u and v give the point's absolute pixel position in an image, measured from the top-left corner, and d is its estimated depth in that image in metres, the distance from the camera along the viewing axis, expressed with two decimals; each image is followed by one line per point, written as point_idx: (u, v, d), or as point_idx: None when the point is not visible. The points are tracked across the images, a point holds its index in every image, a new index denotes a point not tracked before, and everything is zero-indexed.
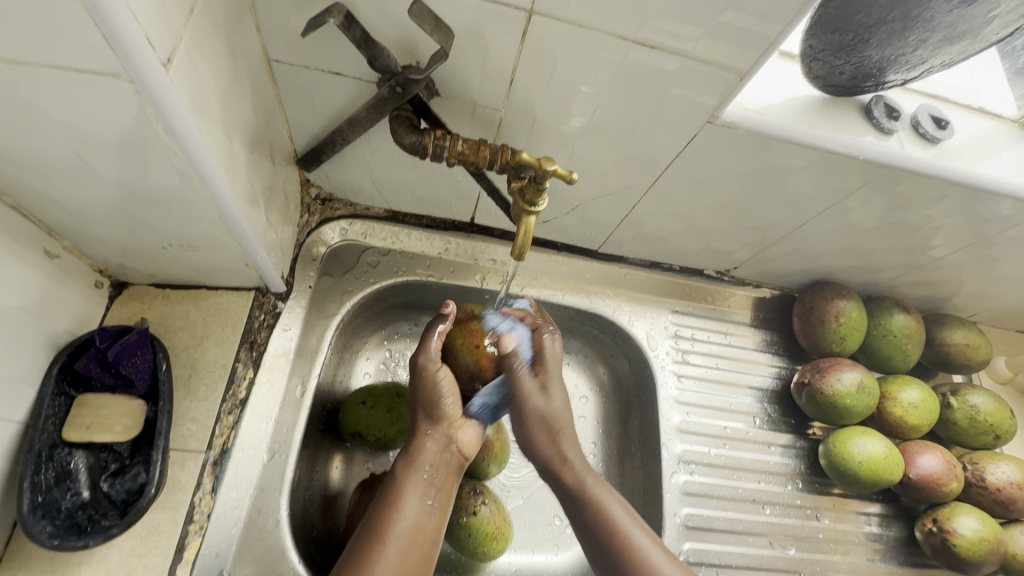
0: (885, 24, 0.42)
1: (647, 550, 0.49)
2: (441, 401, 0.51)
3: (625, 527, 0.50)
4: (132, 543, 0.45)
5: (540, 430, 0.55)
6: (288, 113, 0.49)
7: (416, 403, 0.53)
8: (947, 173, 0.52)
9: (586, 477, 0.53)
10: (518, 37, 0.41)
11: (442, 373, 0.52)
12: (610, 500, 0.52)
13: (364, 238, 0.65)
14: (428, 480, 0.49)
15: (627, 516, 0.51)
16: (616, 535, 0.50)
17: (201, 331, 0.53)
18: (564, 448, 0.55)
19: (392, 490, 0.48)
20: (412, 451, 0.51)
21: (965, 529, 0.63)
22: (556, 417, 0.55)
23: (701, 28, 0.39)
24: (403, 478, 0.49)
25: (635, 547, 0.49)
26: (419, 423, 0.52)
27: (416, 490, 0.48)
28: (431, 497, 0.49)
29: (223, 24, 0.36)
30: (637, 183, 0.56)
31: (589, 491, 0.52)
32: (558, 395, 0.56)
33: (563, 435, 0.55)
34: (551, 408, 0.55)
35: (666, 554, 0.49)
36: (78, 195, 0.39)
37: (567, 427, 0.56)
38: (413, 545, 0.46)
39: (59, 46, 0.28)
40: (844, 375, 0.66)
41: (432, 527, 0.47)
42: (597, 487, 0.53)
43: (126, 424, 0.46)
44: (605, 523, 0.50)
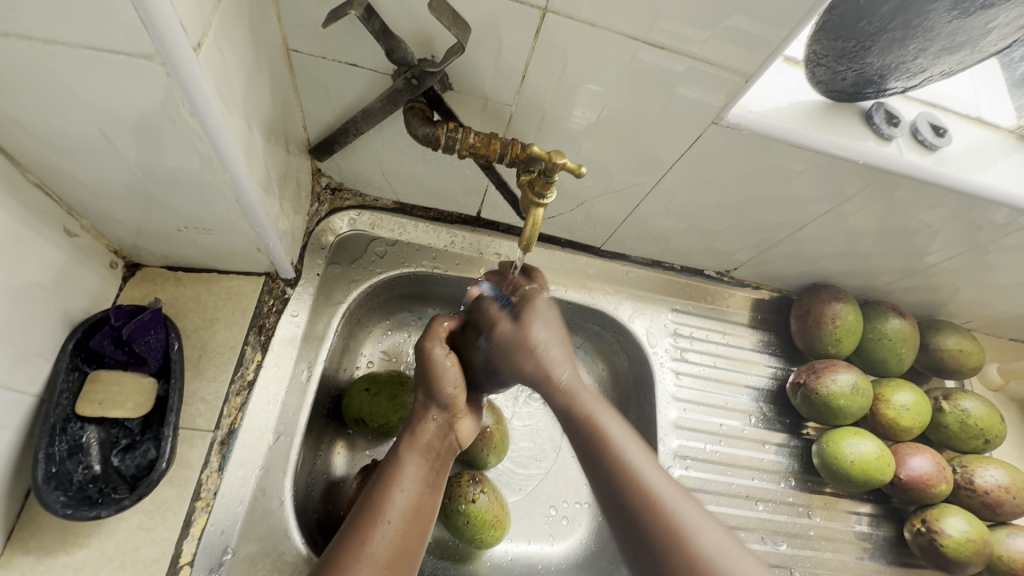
0: (888, 32, 0.43)
1: (646, 469, 0.47)
2: (446, 389, 0.51)
3: (625, 447, 0.48)
4: (140, 517, 0.46)
5: (516, 353, 0.53)
6: (303, 103, 0.51)
7: (424, 384, 0.52)
8: (944, 180, 0.54)
9: (585, 400, 0.51)
10: (532, 34, 0.42)
11: (452, 369, 0.51)
12: (614, 427, 0.50)
13: (372, 228, 0.66)
14: (428, 462, 0.49)
15: (627, 435, 0.50)
16: (624, 471, 0.47)
17: (211, 313, 0.55)
18: (557, 372, 0.53)
19: (393, 468, 0.48)
20: (415, 432, 0.50)
21: (952, 529, 0.64)
22: (538, 343, 0.53)
23: (709, 31, 0.41)
24: (405, 459, 0.48)
25: (635, 468, 0.47)
26: (423, 406, 0.52)
27: (417, 470, 0.48)
28: (430, 480, 0.49)
29: (248, 12, 0.38)
30: (642, 181, 0.57)
31: (586, 412, 0.51)
32: (547, 326, 0.54)
33: (546, 356, 0.53)
34: (521, 335, 0.53)
35: (667, 478, 0.47)
36: (101, 174, 0.40)
37: (563, 361, 0.53)
38: (412, 524, 0.46)
39: (96, 28, 0.29)
40: (839, 376, 0.67)
41: (429, 508, 0.48)
42: (594, 404, 0.51)
43: (137, 401, 0.47)
44: (606, 447, 0.48)
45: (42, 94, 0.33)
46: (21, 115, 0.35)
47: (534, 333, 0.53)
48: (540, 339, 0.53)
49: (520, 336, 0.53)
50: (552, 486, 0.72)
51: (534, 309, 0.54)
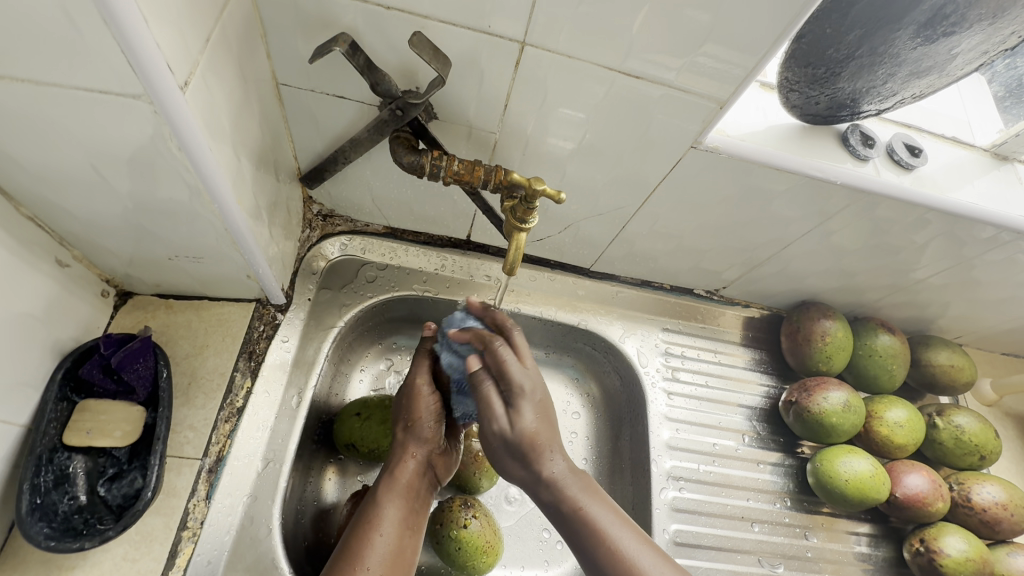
0: (856, 59, 0.44)
1: (637, 554, 0.44)
2: (426, 423, 0.53)
3: (607, 528, 0.45)
4: (126, 547, 0.46)
5: (507, 455, 0.47)
6: (293, 134, 0.52)
7: (405, 422, 0.53)
8: (922, 199, 0.55)
9: (574, 492, 0.46)
10: (512, 65, 0.44)
11: (432, 397, 0.53)
12: (597, 508, 0.46)
13: (363, 253, 0.67)
14: (408, 503, 0.49)
15: (615, 518, 0.46)
16: (602, 541, 0.45)
17: (201, 341, 0.55)
18: (547, 463, 0.46)
19: (371, 509, 0.48)
20: (394, 471, 0.51)
21: (951, 549, 0.63)
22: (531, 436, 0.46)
23: (682, 61, 0.42)
24: (384, 501, 0.48)
25: (601, 528, 0.45)
26: (404, 444, 0.52)
27: (396, 512, 0.48)
28: (408, 523, 0.48)
29: (237, 49, 0.39)
30: (626, 204, 0.59)
31: (576, 503, 0.46)
32: (535, 412, 0.47)
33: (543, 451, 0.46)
34: (521, 392, 0.46)
35: (660, 556, 0.45)
36: (93, 207, 0.41)
37: (551, 433, 0.48)
38: (393, 567, 0.45)
39: (88, 69, 0.30)
40: (830, 395, 0.67)
41: (409, 552, 0.47)
42: (581, 491, 0.47)
43: (125, 430, 0.47)
44: (596, 535, 0.45)
45: (36, 132, 0.34)
46: (16, 153, 0.36)
47: (523, 417, 0.46)
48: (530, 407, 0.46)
49: (517, 388, 0.47)
50: (545, 510, 0.71)
51: (524, 393, 0.47)
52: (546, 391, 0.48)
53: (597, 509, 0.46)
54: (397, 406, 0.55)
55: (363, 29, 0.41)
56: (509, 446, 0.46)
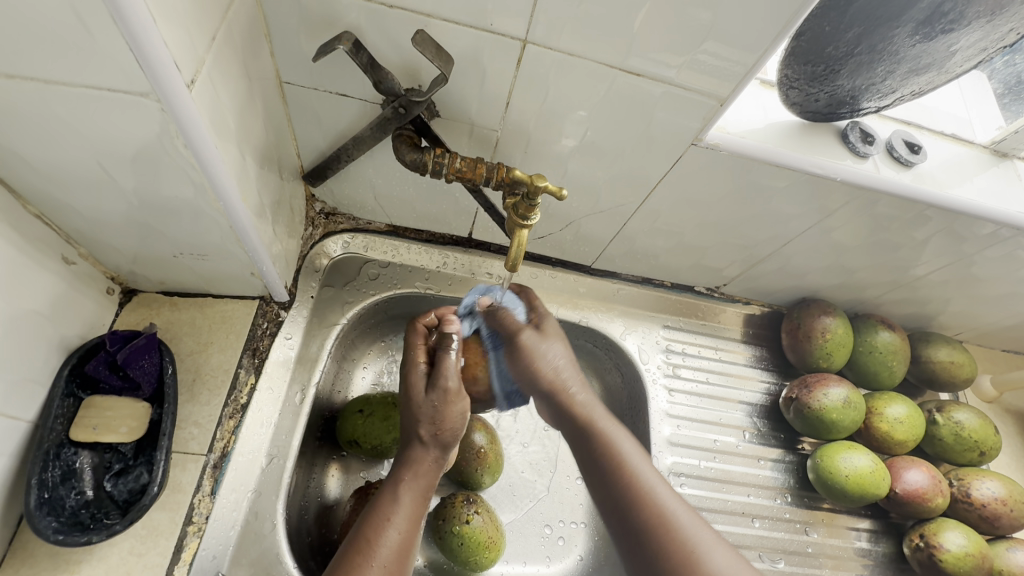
0: (856, 57, 0.45)
1: (657, 487, 0.49)
2: (451, 425, 0.53)
3: (636, 466, 0.51)
4: (132, 542, 0.47)
5: (542, 383, 0.58)
6: (296, 132, 0.52)
7: (423, 420, 0.52)
8: (921, 196, 0.55)
9: (598, 414, 0.56)
10: (514, 63, 0.44)
11: (462, 403, 0.53)
12: (622, 439, 0.54)
13: (365, 251, 0.67)
14: (420, 497, 0.50)
15: (637, 451, 0.53)
16: (645, 505, 0.48)
17: (205, 338, 0.55)
18: (570, 394, 0.58)
19: (386, 502, 0.48)
20: (411, 466, 0.51)
21: (951, 544, 0.64)
22: (554, 371, 0.58)
23: (683, 58, 0.42)
24: (397, 496, 0.49)
25: (647, 488, 0.49)
26: (425, 443, 0.52)
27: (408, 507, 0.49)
28: (417, 517, 0.49)
29: (241, 48, 0.39)
30: (627, 201, 0.59)
31: (598, 424, 0.55)
32: (560, 354, 0.59)
33: (564, 385, 0.58)
34: (547, 356, 0.58)
35: (687, 508, 0.48)
36: (99, 204, 0.42)
37: (574, 381, 0.59)
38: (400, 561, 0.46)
39: (95, 67, 0.30)
40: (830, 391, 0.68)
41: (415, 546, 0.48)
42: (605, 421, 0.55)
43: (130, 426, 0.47)
44: (619, 467, 0.51)
45: (44, 130, 0.35)
46: (24, 150, 0.36)
47: (547, 353, 0.58)
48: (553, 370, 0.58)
49: (543, 360, 0.58)
50: (547, 506, 0.71)
51: (550, 341, 0.59)
52: (564, 338, 0.61)
53: (620, 436, 0.54)
54: (416, 406, 0.52)
55: (367, 28, 0.41)
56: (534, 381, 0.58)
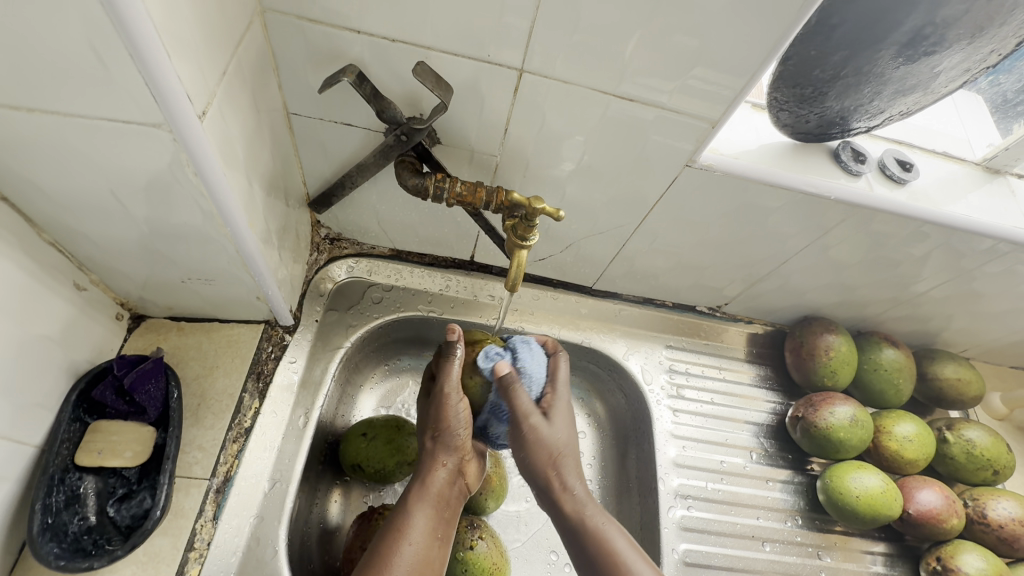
0: (844, 76, 0.46)
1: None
2: (457, 431, 0.52)
3: (610, 536, 0.51)
4: (133, 569, 0.46)
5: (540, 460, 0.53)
6: (302, 160, 0.54)
7: (432, 429, 0.53)
8: (915, 213, 0.56)
9: (591, 513, 0.52)
10: (511, 91, 0.46)
11: (461, 404, 0.52)
12: (611, 529, 0.51)
13: (369, 275, 0.69)
14: (437, 510, 0.51)
15: (628, 544, 0.51)
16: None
17: (211, 362, 0.56)
18: (566, 481, 0.53)
19: (401, 517, 0.50)
20: (428, 475, 0.52)
21: (969, 566, 0.62)
22: (556, 450, 0.52)
23: (675, 84, 0.44)
24: (415, 510, 0.50)
25: (628, 570, 0.49)
26: (433, 451, 0.53)
27: (424, 521, 0.50)
28: (439, 532, 0.50)
29: (250, 80, 0.41)
30: (625, 222, 0.60)
31: (591, 520, 0.52)
32: (564, 433, 0.53)
33: (563, 463, 0.53)
34: (552, 438, 0.52)
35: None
36: (111, 231, 0.43)
37: (571, 465, 0.53)
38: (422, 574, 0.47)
39: (110, 99, 0.32)
40: (837, 409, 0.67)
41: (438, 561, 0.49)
42: (598, 514, 0.52)
43: (135, 450, 0.48)
44: (605, 553, 0.50)
45: (62, 160, 0.36)
46: (43, 180, 0.38)
47: (550, 433, 0.52)
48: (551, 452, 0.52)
49: (549, 439, 0.52)
50: (553, 531, 0.70)
51: (554, 420, 0.53)
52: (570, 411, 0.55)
53: (611, 527, 0.52)
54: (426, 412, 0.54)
55: (370, 61, 0.43)
56: (531, 455, 0.53)
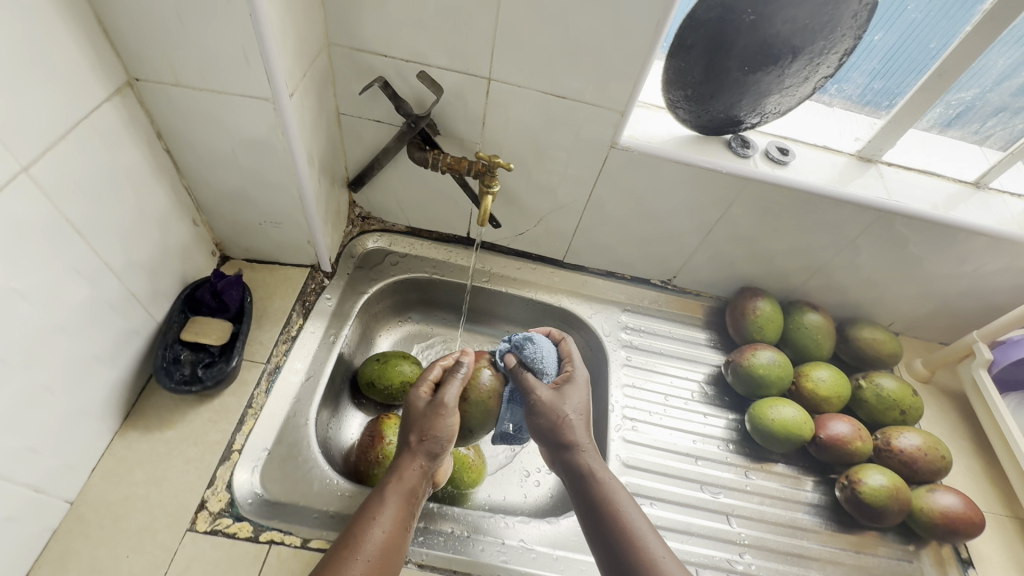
0: (709, 82, 0.67)
1: (637, 517, 0.59)
2: (439, 439, 0.62)
3: (621, 505, 0.60)
4: (211, 414, 0.66)
5: (551, 426, 0.64)
6: (346, 149, 0.78)
7: (418, 431, 0.63)
8: (792, 183, 0.74)
9: (599, 469, 0.63)
10: (484, 94, 0.68)
11: (453, 418, 0.63)
12: (614, 485, 0.62)
13: (389, 245, 0.90)
14: (406, 502, 0.59)
15: (627, 497, 0.61)
16: (615, 515, 0.59)
17: (272, 289, 0.78)
18: (576, 443, 0.64)
19: (376, 504, 0.58)
20: (399, 472, 0.61)
21: (871, 480, 0.72)
22: (568, 420, 0.64)
23: (591, 85, 0.65)
24: (387, 498, 0.58)
25: (620, 510, 0.59)
26: (413, 453, 0.62)
27: (395, 510, 0.58)
28: (405, 521, 0.58)
29: (317, 86, 0.65)
30: (578, 197, 0.80)
31: (597, 475, 0.62)
32: (579, 408, 0.66)
33: (573, 428, 0.65)
34: (558, 412, 0.64)
35: (648, 525, 0.59)
36: (224, 179, 0.67)
37: (584, 431, 0.65)
38: (386, 557, 0.54)
39: (240, 87, 0.55)
40: (760, 352, 0.82)
41: (402, 546, 0.56)
42: (607, 474, 0.62)
43: (218, 334, 0.68)
44: (607, 499, 0.60)
45: (207, 124, 0.60)
46: (191, 139, 0.61)
47: (565, 405, 0.65)
48: (565, 419, 0.64)
49: (558, 409, 0.64)
50: (527, 455, 0.85)
51: (570, 394, 0.66)
52: (586, 395, 0.67)
53: (615, 484, 0.62)
54: (415, 417, 0.64)
55: (393, 74, 0.67)
56: (545, 425, 0.65)
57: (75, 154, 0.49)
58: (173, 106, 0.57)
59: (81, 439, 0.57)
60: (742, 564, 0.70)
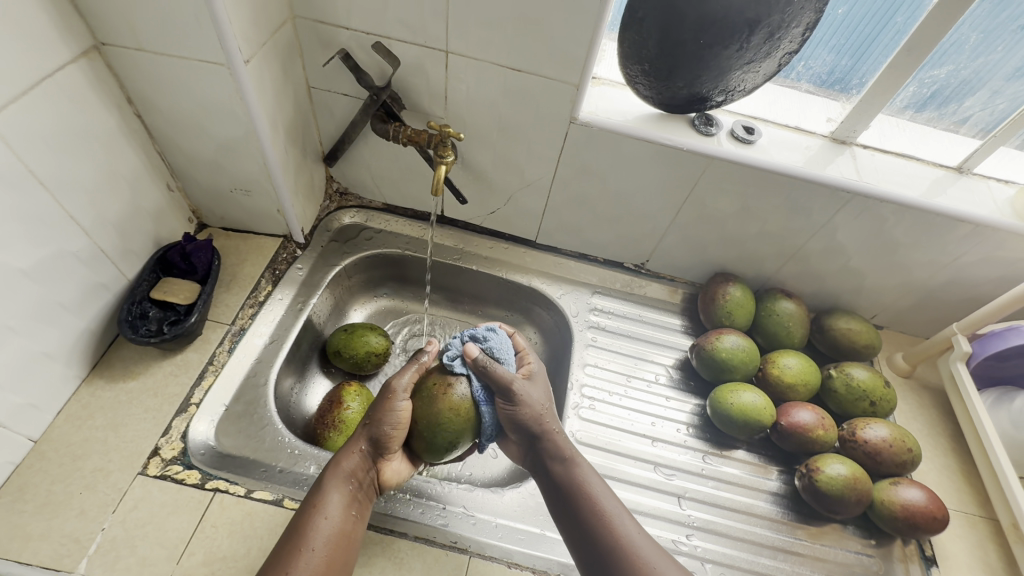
0: (666, 56, 0.66)
1: (606, 497, 0.60)
2: (385, 426, 0.61)
3: (587, 480, 0.62)
4: (173, 368, 0.69)
5: (532, 413, 0.64)
6: (318, 122, 0.81)
7: (366, 420, 0.62)
8: (756, 161, 0.73)
9: (569, 450, 0.64)
10: (443, 67, 0.70)
11: (403, 403, 0.62)
12: (585, 468, 0.63)
13: (365, 220, 0.93)
14: (352, 492, 0.58)
15: (597, 479, 0.62)
16: (584, 494, 0.60)
17: (244, 257, 0.81)
18: (551, 427, 0.65)
19: (319, 495, 0.56)
20: (339, 463, 0.60)
21: (830, 470, 0.70)
22: (543, 407, 0.65)
23: (545, 57, 0.66)
24: (330, 489, 0.57)
25: (590, 491, 0.60)
26: (356, 441, 0.61)
27: (340, 500, 0.57)
28: (352, 510, 0.57)
29: (280, 57, 0.68)
30: (543, 175, 0.81)
31: (567, 458, 0.64)
32: (543, 395, 0.66)
33: (548, 415, 0.65)
34: (538, 400, 0.64)
35: (618, 503, 0.60)
36: (193, 144, 0.70)
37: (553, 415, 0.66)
38: (335, 548, 0.54)
39: (196, 51, 0.58)
40: (726, 336, 0.81)
41: (351, 536, 0.56)
42: (576, 456, 0.64)
43: (185, 293, 0.71)
44: (575, 480, 0.62)
45: (171, 88, 0.63)
46: (158, 103, 0.65)
47: (535, 393, 0.65)
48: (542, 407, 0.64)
49: (533, 395, 0.64)
50: None
51: (533, 384, 0.66)
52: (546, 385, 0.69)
53: (585, 467, 0.63)
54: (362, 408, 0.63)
55: (355, 47, 0.69)
56: (524, 412, 0.63)
57: (38, 109, 0.53)
58: (139, 70, 0.61)
59: (46, 381, 0.61)
60: (688, 546, 0.69)
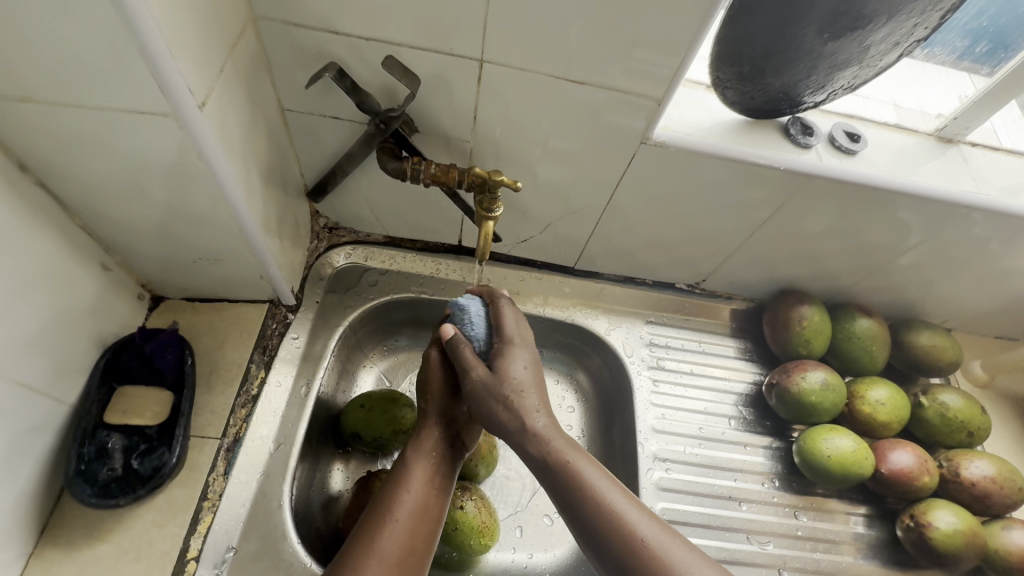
0: (774, 55, 0.50)
1: (626, 509, 0.45)
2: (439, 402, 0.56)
3: (603, 492, 0.46)
4: (155, 514, 0.52)
5: (494, 402, 0.50)
6: (298, 152, 0.61)
7: (422, 399, 0.57)
8: (863, 178, 0.59)
9: (560, 446, 0.48)
10: (475, 80, 0.51)
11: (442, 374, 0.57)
12: (586, 465, 0.47)
13: (365, 260, 0.74)
14: (432, 464, 0.53)
15: (602, 475, 0.47)
16: (593, 495, 0.45)
17: (222, 336, 0.63)
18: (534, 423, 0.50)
19: (395, 474, 0.52)
20: (418, 439, 0.54)
21: (941, 522, 0.64)
22: (520, 384, 0.51)
23: (619, 65, 0.48)
24: (410, 464, 0.52)
25: (605, 500, 0.45)
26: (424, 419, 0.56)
27: (421, 473, 0.52)
28: (434, 483, 0.52)
29: (244, 81, 0.47)
30: (594, 202, 0.65)
31: (560, 457, 0.48)
32: (529, 365, 0.52)
33: (526, 403, 0.50)
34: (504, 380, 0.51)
35: (648, 517, 0.45)
36: (132, 214, 0.50)
37: (535, 401, 0.51)
38: (420, 522, 0.49)
39: (123, 96, 0.38)
40: (809, 374, 0.70)
41: (435, 509, 0.50)
42: (569, 450, 0.48)
43: (155, 410, 0.55)
44: (578, 485, 0.46)
45: (88, 147, 0.42)
46: (71, 167, 0.44)
47: (513, 364, 0.52)
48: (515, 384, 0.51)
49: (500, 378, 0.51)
50: (543, 498, 0.74)
51: (511, 352, 0.53)
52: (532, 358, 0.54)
53: (585, 465, 0.47)
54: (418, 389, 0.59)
55: (349, 57, 0.49)
56: (492, 391, 0.51)
57: None
58: (34, 127, 0.40)
59: None
60: None
